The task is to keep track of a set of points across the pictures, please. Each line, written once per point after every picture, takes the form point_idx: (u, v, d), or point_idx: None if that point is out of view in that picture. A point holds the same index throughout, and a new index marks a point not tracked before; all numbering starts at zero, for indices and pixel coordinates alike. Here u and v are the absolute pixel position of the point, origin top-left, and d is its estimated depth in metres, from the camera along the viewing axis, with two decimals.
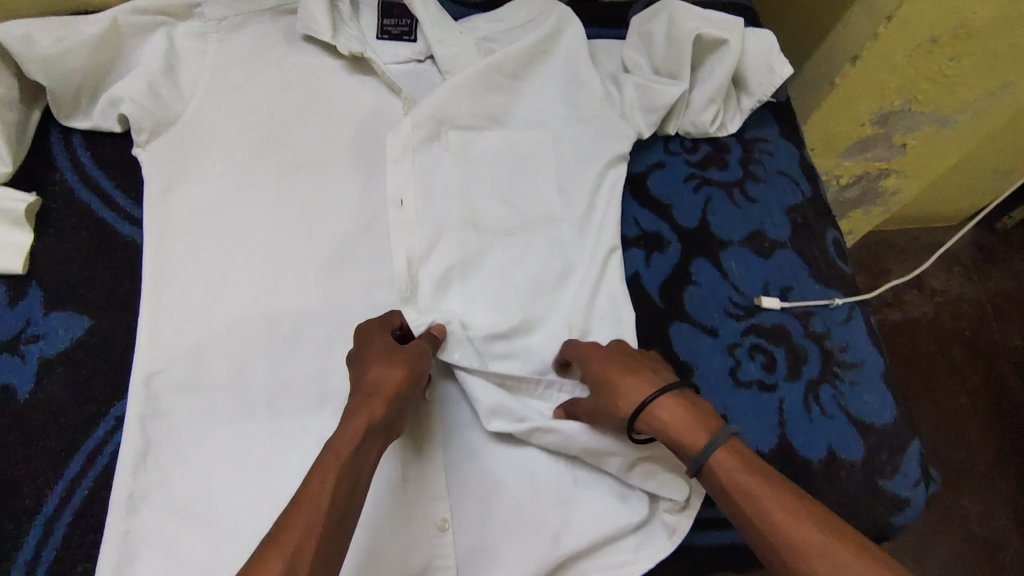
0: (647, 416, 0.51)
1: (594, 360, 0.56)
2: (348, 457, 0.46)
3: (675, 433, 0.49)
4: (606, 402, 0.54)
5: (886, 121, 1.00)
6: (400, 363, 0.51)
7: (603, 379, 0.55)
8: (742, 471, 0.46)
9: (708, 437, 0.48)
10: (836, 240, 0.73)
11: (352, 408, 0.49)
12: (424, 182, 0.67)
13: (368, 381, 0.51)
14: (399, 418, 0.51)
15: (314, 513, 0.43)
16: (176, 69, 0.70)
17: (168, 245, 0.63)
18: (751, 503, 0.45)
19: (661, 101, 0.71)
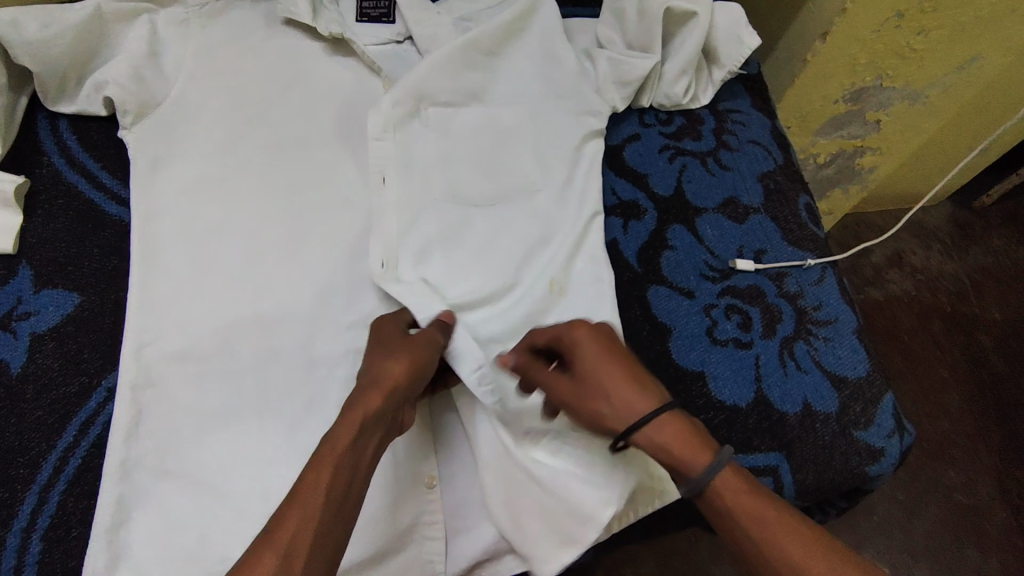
0: (644, 430, 0.52)
1: (587, 353, 0.54)
2: (346, 449, 0.48)
3: (676, 456, 0.51)
4: (586, 400, 0.53)
5: (857, 97, 1.08)
6: (401, 358, 0.52)
7: (594, 379, 0.53)
8: (746, 493, 0.50)
9: (714, 460, 0.51)
10: (809, 205, 0.75)
11: (352, 400, 0.51)
12: (406, 158, 0.69)
13: (372, 374, 0.52)
14: (399, 411, 0.53)
15: (309, 503, 0.45)
16: (160, 54, 0.72)
17: (156, 223, 0.65)
18: (752, 520, 0.49)
19: (634, 74, 0.73)
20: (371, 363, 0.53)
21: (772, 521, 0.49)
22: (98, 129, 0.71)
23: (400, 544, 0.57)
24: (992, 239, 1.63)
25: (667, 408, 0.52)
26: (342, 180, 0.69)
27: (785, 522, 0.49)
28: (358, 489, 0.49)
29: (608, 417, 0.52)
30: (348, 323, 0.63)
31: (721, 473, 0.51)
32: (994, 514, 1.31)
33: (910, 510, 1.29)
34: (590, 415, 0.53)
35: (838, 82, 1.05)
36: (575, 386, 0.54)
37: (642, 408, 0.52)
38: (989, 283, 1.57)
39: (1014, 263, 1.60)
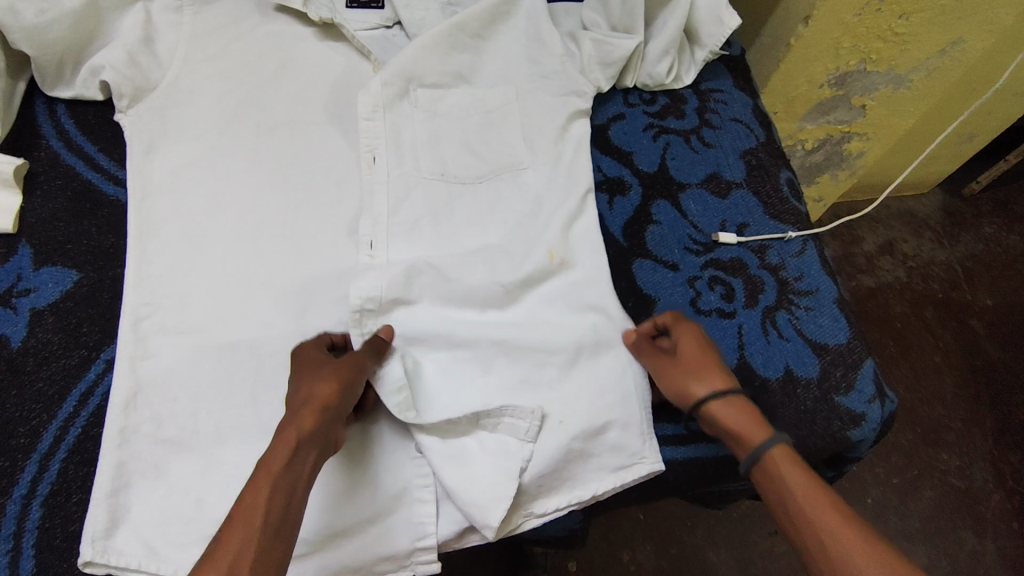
0: (721, 404, 0.57)
1: (691, 337, 0.61)
2: (282, 468, 0.48)
3: (744, 427, 0.56)
4: (685, 364, 0.60)
5: (842, 81, 1.10)
6: (330, 377, 0.54)
7: (692, 356, 0.60)
8: (798, 470, 0.53)
9: (772, 435, 0.55)
10: (791, 180, 0.77)
11: (284, 420, 0.51)
12: (395, 138, 0.71)
13: (301, 394, 0.53)
14: (334, 429, 0.53)
15: (248, 526, 0.45)
16: (153, 40, 0.73)
17: (151, 202, 0.67)
18: (804, 498, 0.52)
19: (617, 54, 0.75)
20: (301, 385, 0.54)
21: (819, 499, 0.51)
22: (94, 113, 0.73)
23: (386, 511, 0.58)
24: (982, 225, 1.64)
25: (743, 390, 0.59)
26: (332, 160, 0.71)
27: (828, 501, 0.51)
28: (297, 510, 0.48)
29: (697, 384, 0.59)
30: (340, 297, 0.65)
31: (775, 450, 0.55)
32: (987, 496, 1.33)
33: (904, 494, 1.31)
34: (679, 383, 0.59)
35: (824, 67, 1.07)
36: (674, 359, 0.61)
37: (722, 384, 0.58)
38: (980, 269, 1.59)
39: (1006, 249, 1.61)
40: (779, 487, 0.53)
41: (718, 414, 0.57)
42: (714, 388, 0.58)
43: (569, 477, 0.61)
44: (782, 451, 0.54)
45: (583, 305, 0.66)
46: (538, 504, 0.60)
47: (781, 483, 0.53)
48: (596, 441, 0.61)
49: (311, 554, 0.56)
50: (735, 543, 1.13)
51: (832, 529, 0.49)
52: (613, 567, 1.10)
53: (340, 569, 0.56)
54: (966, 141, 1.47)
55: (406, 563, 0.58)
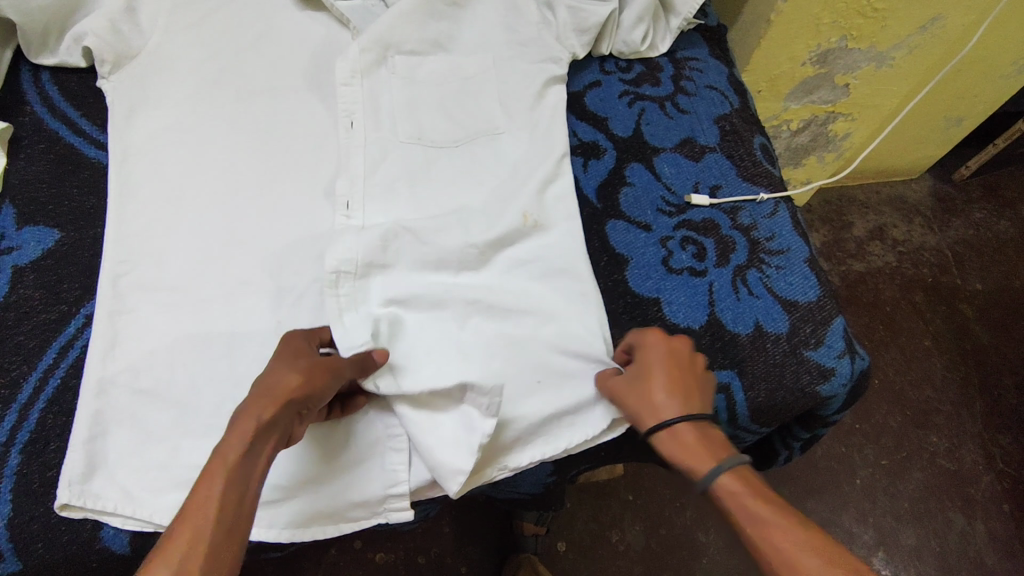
0: (663, 432, 0.56)
1: (646, 360, 0.59)
2: (237, 460, 0.47)
3: (686, 460, 0.55)
4: (636, 394, 0.58)
5: (824, 59, 1.11)
6: (299, 370, 0.52)
7: (640, 382, 0.59)
8: (747, 499, 0.51)
9: (719, 464, 0.53)
10: (764, 145, 0.78)
11: (242, 410, 0.49)
12: (373, 103, 0.72)
13: (264, 385, 0.51)
14: (294, 421, 0.52)
15: (200, 518, 0.45)
16: (137, 10, 0.75)
17: (130, 164, 0.68)
18: (758, 532, 0.50)
19: (591, 21, 0.76)
20: (268, 375, 0.52)
21: (772, 526, 0.49)
22: (77, 80, 0.74)
23: (362, 459, 0.59)
24: (972, 211, 1.65)
25: (692, 415, 0.56)
26: (311, 125, 0.72)
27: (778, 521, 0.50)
28: (251, 504, 0.47)
29: (641, 411, 0.57)
30: (317, 256, 0.66)
31: (722, 479, 0.53)
32: (976, 478, 1.33)
33: (895, 475, 1.31)
34: (627, 410, 0.58)
35: (804, 45, 1.08)
36: (628, 384, 0.59)
37: (667, 411, 0.56)
38: (969, 253, 1.59)
39: (996, 234, 1.62)
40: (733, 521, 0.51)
41: (662, 445, 0.56)
42: (657, 415, 0.56)
43: (546, 431, 0.62)
44: (730, 479, 0.52)
45: (557, 263, 0.67)
46: (513, 458, 0.61)
47: (733, 516, 0.51)
48: (571, 396, 0.62)
49: (277, 503, 0.57)
50: None
51: (784, 556, 0.48)
52: (602, 548, 1.10)
53: (310, 515, 0.58)
54: (954, 125, 1.47)
55: (378, 510, 0.59)
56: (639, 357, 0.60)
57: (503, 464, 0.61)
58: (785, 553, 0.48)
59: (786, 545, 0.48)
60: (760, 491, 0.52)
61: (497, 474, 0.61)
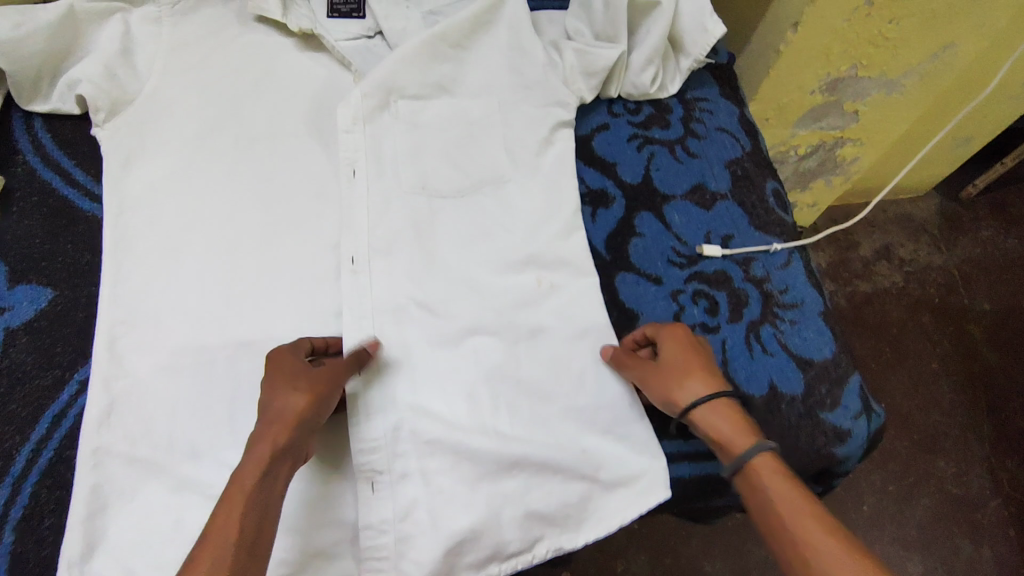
0: (702, 411, 0.56)
1: (672, 343, 0.59)
2: (253, 486, 0.48)
3: (730, 432, 0.54)
4: (667, 377, 0.58)
5: (833, 87, 1.10)
6: (305, 390, 0.52)
7: (677, 361, 0.59)
8: (781, 477, 0.52)
9: (757, 441, 0.53)
10: (777, 191, 0.76)
11: (255, 436, 0.50)
12: (376, 149, 0.71)
13: (273, 410, 0.51)
14: (307, 442, 0.53)
15: (223, 544, 0.45)
16: (133, 53, 0.74)
17: (125, 219, 0.66)
18: (787, 511, 0.50)
19: (600, 64, 0.74)
20: (272, 398, 0.52)
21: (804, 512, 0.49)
22: (72, 128, 0.72)
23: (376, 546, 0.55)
24: (979, 228, 1.63)
25: (728, 392, 0.57)
26: (313, 174, 0.71)
27: (807, 505, 0.50)
28: (271, 526, 0.48)
29: (681, 389, 0.57)
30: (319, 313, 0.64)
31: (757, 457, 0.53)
32: (984, 503, 1.31)
33: (902, 500, 1.29)
34: (663, 389, 0.57)
35: (813, 73, 1.07)
36: (658, 371, 0.58)
37: (708, 388, 0.57)
38: (977, 273, 1.57)
39: (1003, 252, 1.60)
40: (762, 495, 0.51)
41: (702, 421, 0.56)
42: (699, 392, 0.56)
43: (582, 505, 0.58)
44: (768, 458, 0.53)
45: (566, 321, 0.65)
46: (565, 539, 0.58)
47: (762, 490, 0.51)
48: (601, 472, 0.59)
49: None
50: (731, 553, 1.12)
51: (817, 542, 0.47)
52: None
53: None
54: (963, 144, 1.45)
55: None
56: (664, 337, 0.60)
57: (553, 543, 0.58)
58: (811, 532, 0.48)
59: (815, 532, 0.48)
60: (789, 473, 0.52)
61: (550, 554, 0.58)
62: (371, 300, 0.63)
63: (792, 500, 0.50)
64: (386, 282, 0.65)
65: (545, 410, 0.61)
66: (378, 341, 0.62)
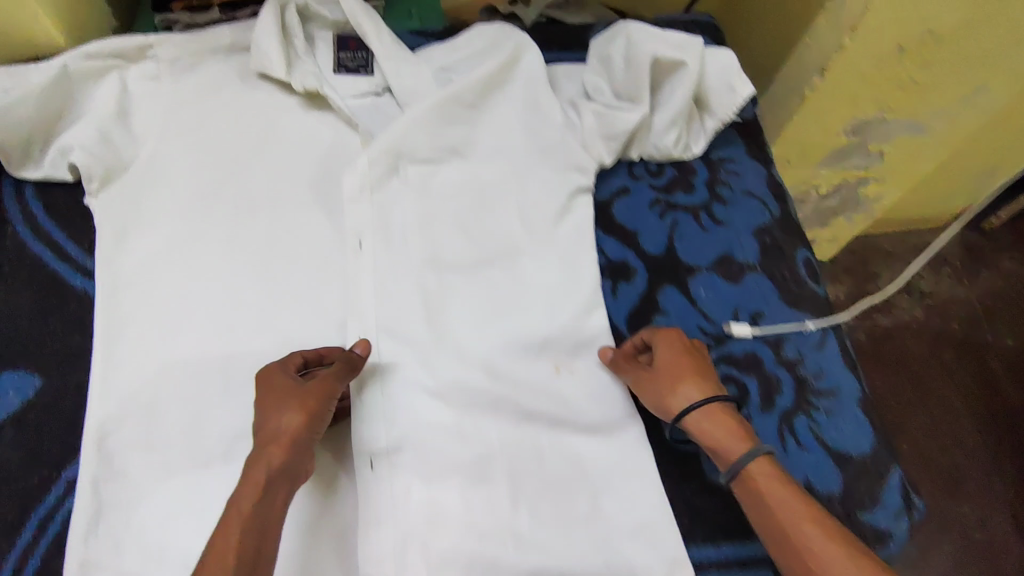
0: (697, 418, 0.57)
1: (667, 348, 0.60)
2: (253, 508, 0.49)
3: (724, 438, 0.56)
4: (661, 385, 0.59)
5: (859, 129, 1.05)
6: (298, 408, 0.53)
7: (670, 366, 0.60)
8: (778, 484, 0.54)
9: (752, 448, 0.55)
10: (808, 260, 0.72)
11: (253, 459, 0.51)
12: (383, 219, 0.67)
13: (268, 430, 0.52)
14: (305, 459, 0.53)
15: (223, 566, 0.46)
16: (129, 113, 0.71)
17: (118, 299, 0.62)
18: (787, 517, 0.52)
19: (620, 127, 0.70)
20: (266, 417, 0.53)
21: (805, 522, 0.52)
22: (64, 196, 0.68)
23: None
24: (1002, 259, 1.58)
25: (722, 397, 0.58)
26: (317, 246, 0.67)
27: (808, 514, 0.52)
28: (271, 546, 0.49)
29: (675, 395, 0.58)
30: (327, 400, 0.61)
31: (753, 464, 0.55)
32: (1009, 548, 1.26)
33: (925, 549, 1.25)
34: (658, 394, 0.59)
35: (838, 116, 1.02)
36: (652, 376, 0.60)
37: (702, 393, 0.58)
38: (1001, 306, 1.52)
39: None
40: (761, 501, 0.54)
41: (696, 426, 0.57)
42: (693, 397, 0.58)
43: None
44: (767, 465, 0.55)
45: (581, 412, 0.62)
46: None
47: (761, 497, 0.54)
48: None
49: None
50: None
51: (815, 552, 0.51)
52: None
53: None
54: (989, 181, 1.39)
55: None
56: (659, 343, 0.61)
57: None
58: (811, 542, 0.51)
59: (815, 541, 0.51)
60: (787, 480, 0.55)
61: None
62: (380, 388, 0.59)
63: (793, 510, 0.52)
64: (397, 366, 0.61)
65: (567, 513, 0.57)
66: (389, 434, 0.57)
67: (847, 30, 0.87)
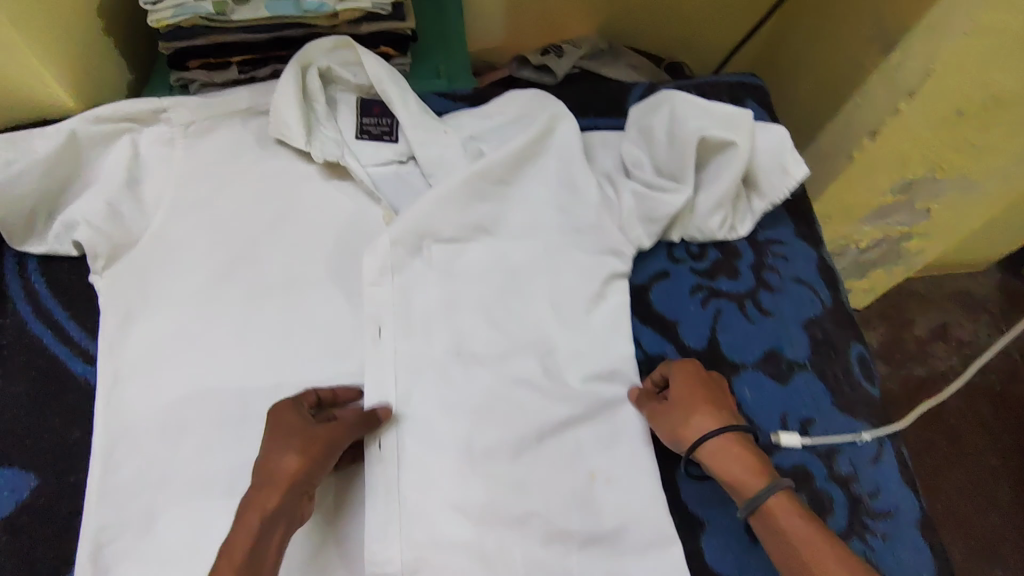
0: (712, 449, 0.56)
1: (684, 377, 0.59)
2: (245, 555, 0.47)
3: (739, 470, 0.54)
4: (677, 412, 0.57)
5: (906, 189, 0.98)
6: (297, 450, 0.51)
7: (686, 399, 0.58)
8: (799, 517, 0.52)
9: (768, 480, 0.54)
10: (864, 357, 0.66)
11: (248, 502, 0.49)
12: (405, 305, 0.63)
13: (267, 472, 0.51)
14: (304, 504, 0.51)
15: None
16: (139, 181, 0.67)
17: (121, 391, 0.59)
18: (807, 551, 0.50)
19: (662, 212, 0.66)
20: (267, 458, 0.51)
21: (826, 555, 0.49)
22: (68, 271, 0.64)
23: None
24: None
25: (739, 428, 0.56)
26: (333, 332, 0.63)
27: (829, 548, 0.50)
28: None
29: (690, 426, 0.57)
30: (335, 514, 0.57)
31: (772, 500, 0.53)
32: None
33: None
34: (673, 423, 0.57)
35: (886, 176, 0.95)
36: (667, 407, 0.58)
37: (717, 423, 0.56)
38: None
39: None
40: (782, 539, 0.52)
41: (711, 456, 0.56)
42: (709, 428, 0.56)
43: None
44: (785, 498, 0.53)
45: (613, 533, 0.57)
46: None
47: (781, 534, 0.52)
48: None
49: None
50: None
51: None
52: None
53: None
54: None
55: None
56: (673, 373, 0.60)
57: None
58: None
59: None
60: (807, 514, 0.52)
61: None
62: (398, 501, 0.55)
63: (812, 544, 0.50)
64: (416, 475, 0.57)
65: None
66: (404, 556, 0.54)
67: (905, 95, 0.81)
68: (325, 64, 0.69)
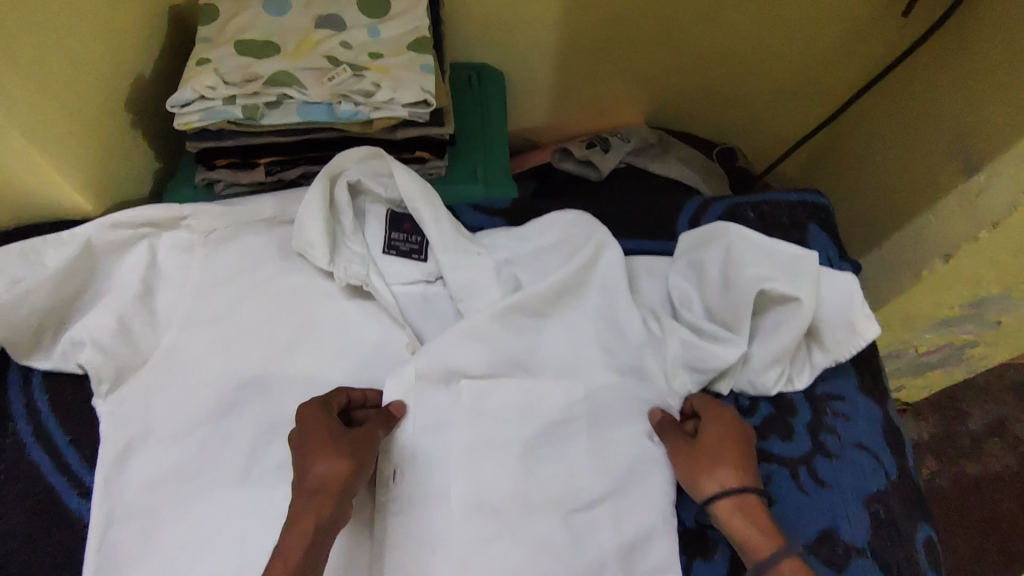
0: (726, 502, 0.52)
1: (712, 424, 0.56)
2: (299, 562, 0.45)
3: (751, 529, 0.51)
4: (699, 458, 0.54)
5: (976, 305, 0.86)
6: (345, 457, 0.49)
7: (714, 444, 0.55)
8: None
9: (783, 545, 0.50)
10: (931, 541, 0.58)
11: (299, 507, 0.47)
12: (424, 449, 0.56)
13: (313, 477, 0.48)
14: (349, 508, 0.49)
15: None
16: (153, 292, 0.63)
17: (115, 534, 0.55)
18: None
19: (713, 365, 0.59)
20: (310, 459, 0.49)
21: None
22: (73, 388, 0.61)
23: None
24: None
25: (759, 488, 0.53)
26: None
27: None
28: None
29: (710, 473, 0.53)
30: None
31: (785, 563, 0.49)
32: None
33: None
34: (693, 469, 0.54)
35: (956, 294, 0.84)
36: (689, 449, 0.55)
37: (737, 478, 0.53)
38: None
39: None
40: None
41: (725, 510, 0.52)
42: (728, 480, 0.53)
43: None
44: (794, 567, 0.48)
45: None
46: None
47: None
48: None
49: None
50: None
51: None
52: None
53: None
54: None
55: None
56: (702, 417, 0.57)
57: None
58: None
59: None
60: None
61: None
62: None
63: None
64: None
65: None
66: None
67: (987, 224, 0.70)
68: (355, 174, 0.65)
